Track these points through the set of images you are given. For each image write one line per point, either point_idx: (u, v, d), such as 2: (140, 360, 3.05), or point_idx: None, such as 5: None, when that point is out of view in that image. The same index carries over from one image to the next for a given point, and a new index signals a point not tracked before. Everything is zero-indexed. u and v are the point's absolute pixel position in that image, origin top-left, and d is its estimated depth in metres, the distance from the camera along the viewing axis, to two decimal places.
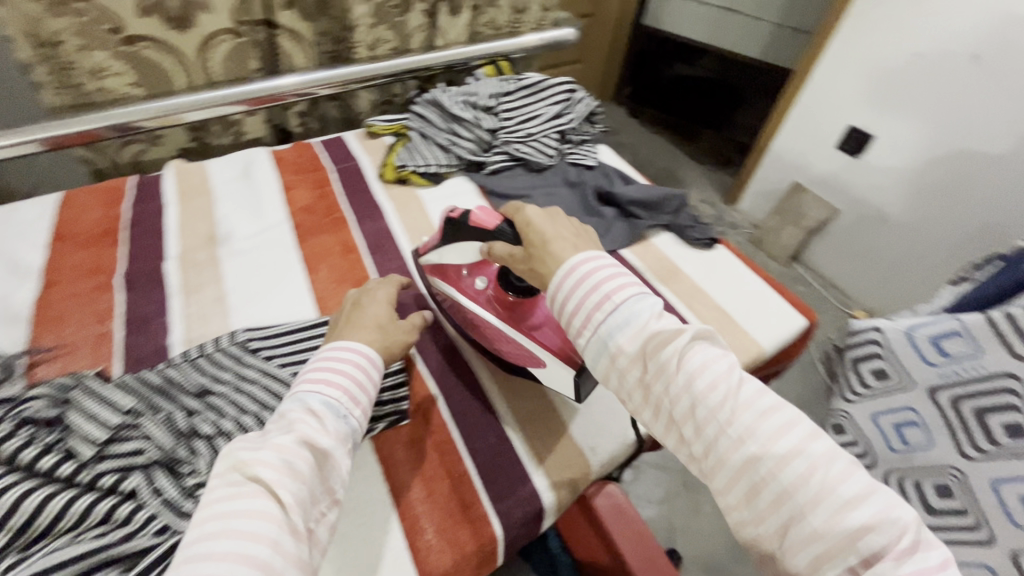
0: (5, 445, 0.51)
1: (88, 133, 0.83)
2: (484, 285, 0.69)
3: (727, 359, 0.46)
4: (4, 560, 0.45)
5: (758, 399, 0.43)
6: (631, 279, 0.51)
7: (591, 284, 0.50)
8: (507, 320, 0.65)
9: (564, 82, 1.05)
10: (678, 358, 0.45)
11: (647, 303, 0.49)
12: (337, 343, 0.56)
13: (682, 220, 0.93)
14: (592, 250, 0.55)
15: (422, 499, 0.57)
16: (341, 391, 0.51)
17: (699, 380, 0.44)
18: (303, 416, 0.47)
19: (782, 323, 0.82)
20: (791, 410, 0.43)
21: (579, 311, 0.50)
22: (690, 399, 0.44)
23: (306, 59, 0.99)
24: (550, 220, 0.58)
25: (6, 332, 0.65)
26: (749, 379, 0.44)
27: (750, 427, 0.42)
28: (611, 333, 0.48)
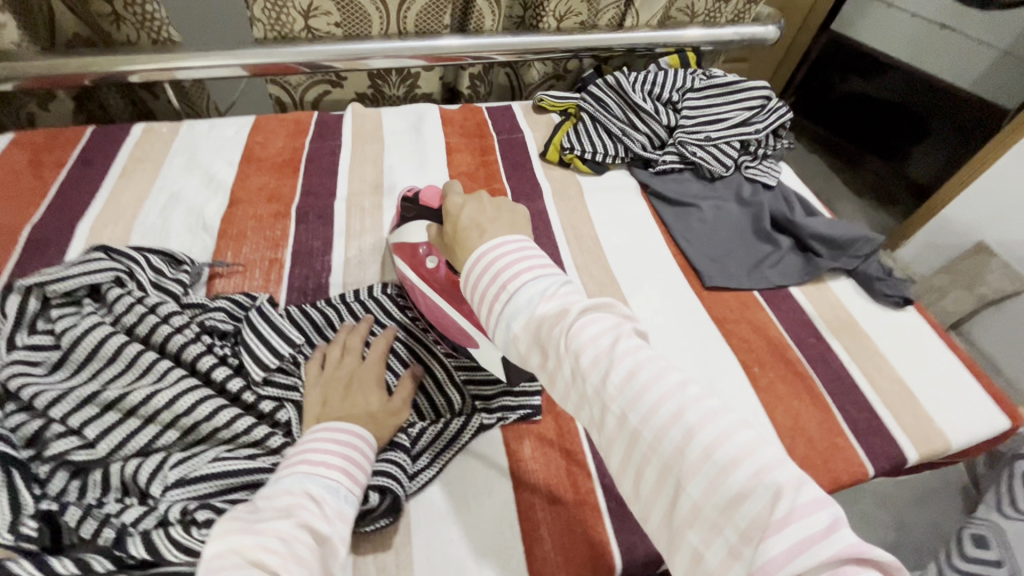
0: (189, 348, 0.55)
1: (287, 66, 0.88)
2: (436, 264, 0.63)
3: (614, 329, 0.39)
4: (173, 457, 0.49)
5: (638, 372, 0.36)
6: (532, 259, 0.43)
7: (492, 271, 0.43)
8: (448, 300, 0.61)
9: (763, 87, 0.95)
10: (564, 337, 0.38)
11: (540, 284, 0.42)
12: (320, 429, 0.48)
13: (872, 268, 0.80)
14: (494, 237, 0.45)
15: (544, 506, 0.54)
16: (340, 470, 0.45)
17: (581, 359, 0.37)
18: (300, 500, 0.41)
19: (982, 418, 0.67)
20: (677, 376, 0.37)
21: (480, 302, 0.43)
22: (576, 382, 0.38)
23: (494, 21, 0.96)
24: (472, 198, 0.51)
25: (196, 240, 0.71)
26: (630, 349, 0.37)
27: (631, 405, 0.36)
28: (508, 321, 0.41)
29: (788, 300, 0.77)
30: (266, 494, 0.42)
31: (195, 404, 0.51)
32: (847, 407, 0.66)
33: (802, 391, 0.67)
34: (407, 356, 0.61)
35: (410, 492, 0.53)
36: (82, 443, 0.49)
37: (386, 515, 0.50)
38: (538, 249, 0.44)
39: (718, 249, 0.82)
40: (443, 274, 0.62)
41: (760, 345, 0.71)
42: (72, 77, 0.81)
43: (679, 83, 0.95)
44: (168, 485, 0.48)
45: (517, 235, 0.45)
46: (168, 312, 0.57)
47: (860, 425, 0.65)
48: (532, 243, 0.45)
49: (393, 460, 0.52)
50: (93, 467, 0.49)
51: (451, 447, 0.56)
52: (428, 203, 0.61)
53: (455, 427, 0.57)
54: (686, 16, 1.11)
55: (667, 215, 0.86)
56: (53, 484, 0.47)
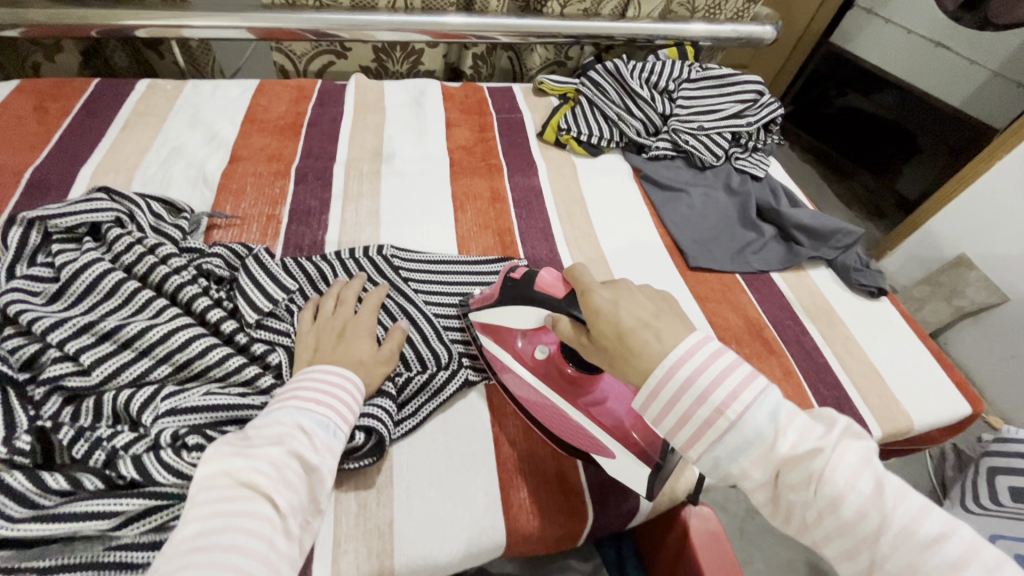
0: (186, 289, 0.56)
1: (292, 32, 0.89)
2: (546, 355, 0.58)
3: (872, 467, 0.39)
4: (165, 388, 0.51)
5: (916, 526, 0.37)
6: (740, 377, 0.41)
7: (699, 393, 0.41)
8: (563, 394, 0.55)
9: (756, 82, 0.97)
10: (820, 481, 0.39)
11: (767, 411, 0.40)
12: (312, 372, 0.50)
13: (851, 259, 0.83)
14: (676, 346, 0.42)
15: (522, 457, 0.56)
16: (329, 408, 0.47)
17: (842, 505, 0.38)
18: (291, 431, 0.43)
19: (946, 405, 0.71)
20: (947, 523, 0.37)
21: (686, 426, 0.41)
22: (834, 526, 0.39)
23: (500, 2, 0.98)
24: (625, 297, 0.45)
25: (196, 192, 0.72)
26: (900, 498, 0.38)
27: (910, 562, 0.36)
28: (737, 456, 0.40)
29: (768, 285, 0.80)
30: (258, 424, 0.44)
31: (190, 340, 0.53)
32: (818, 385, 0.69)
33: (775, 368, 0.70)
34: (396, 312, 0.63)
35: (394, 437, 0.54)
36: (77, 370, 0.50)
37: (371, 454, 0.52)
38: (735, 358, 0.42)
39: (705, 233, 0.84)
40: (556, 364, 0.56)
41: (738, 324, 0.74)
42: (79, 28, 0.82)
43: (676, 73, 0.98)
44: (159, 415, 0.49)
45: (698, 341, 0.42)
46: (166, 254, 0.59)
47: (830, 404, 0.68)
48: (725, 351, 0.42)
49: (379, 405, 0.53)
50: (86, 394, 0.50)
51: (437, 397, 0.58)
52: (547, 289, 0.52)
53: (440, 379, 0.59)
54: (686, 11, 1.13)
55: (656, 198, 0.88)
56: (47, 407, 0.48)
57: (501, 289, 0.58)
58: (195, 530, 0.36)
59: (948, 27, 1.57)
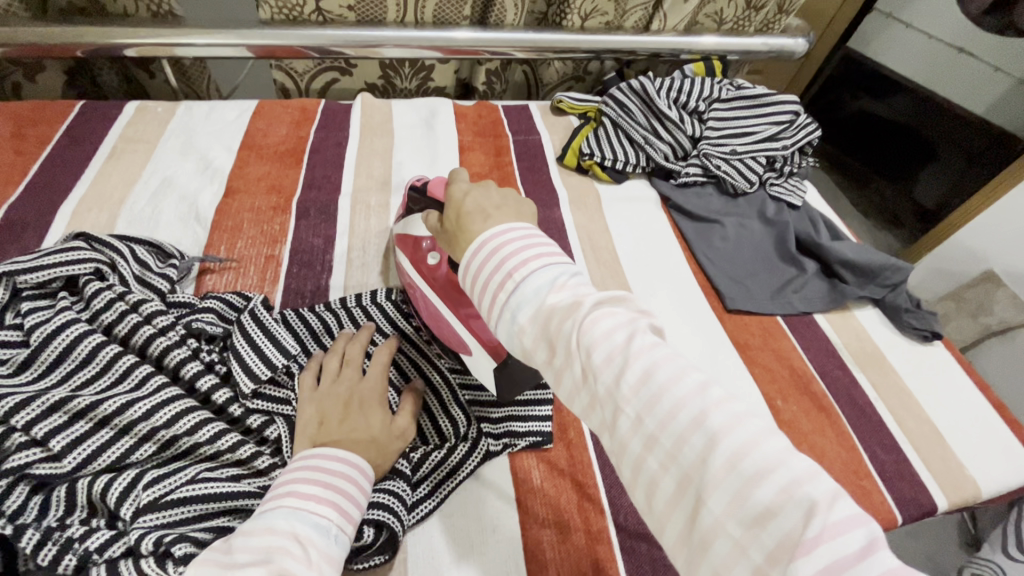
0: (173, 353, 0.50)
1: (294, 49, 0.82)
2: (438, 262, 0.58)
3: (630, 323, 0.36)
4: (146, 474, 0.45)
5: (655, 371, 0.33)
6: (542, 249, 0.41)
7: (498, 258, 0.41)
8: (448, 303, 0.55)
9: (792, 101, 0.91)
10: (576, 330, 0.35)
11: (551, 274, 0.39)
12: (310, 457, 0.43)
13: (900, 299, 0.76)
14: (498, 222, 0.43)
15: (553, 544, 0.50)
16: (330, 507, 0.40)
17: (593, 354, 0.34)
18: (283, 541, 0.36)
19: (1014, 466, 0.64)
20: (698, 377, 0.33)
21: (485, 292, 0.41)
22: (587, 377, 0.35)
23: (516, 15, 0.91)
24: (478, 191, 0.48)
25: (187, 231, 0.66)
26: (649, 345, 0.34)
27: (647, 405, 0.33)
28: (514, 312, 0.39)
29: (813, 329, 0.74)
30: (246, 532, 0.37)
31: (177, 417, 0.46)
32: (875, 448, 0.63)
33: (826, 428, 0.63)
34: (409, 370, 0.57)
35: (408, 525, 0.48)
36: (46, 456, 0.44)
37: (382, 551, 0.46)
38: (547, 239, 0.42)
39: (741, 269, 0.78)
40: (444, 273, 0.56)
41: (784, 376, 0.67)
42: (62, 48, 0.76)
43: (706, 92, 0.91)
44: (140, 509, 0.43)
45: (520, 223, 0.43)
46: (151, 312, 0.52)
47: (888, 470, 0.61)
48: (541, 234, 0.43)
49: (390, 491, 0.47)
50: (57, 483, 0.44)
51: (456, 476, 0.52)
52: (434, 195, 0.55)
53: (459, 455, 0.53)
54: (713, 22, 1.06)
55: (688, 230, 0.82)
56: (10, 501, 0.42)
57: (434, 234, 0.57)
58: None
59: (970, 32, 1.51)
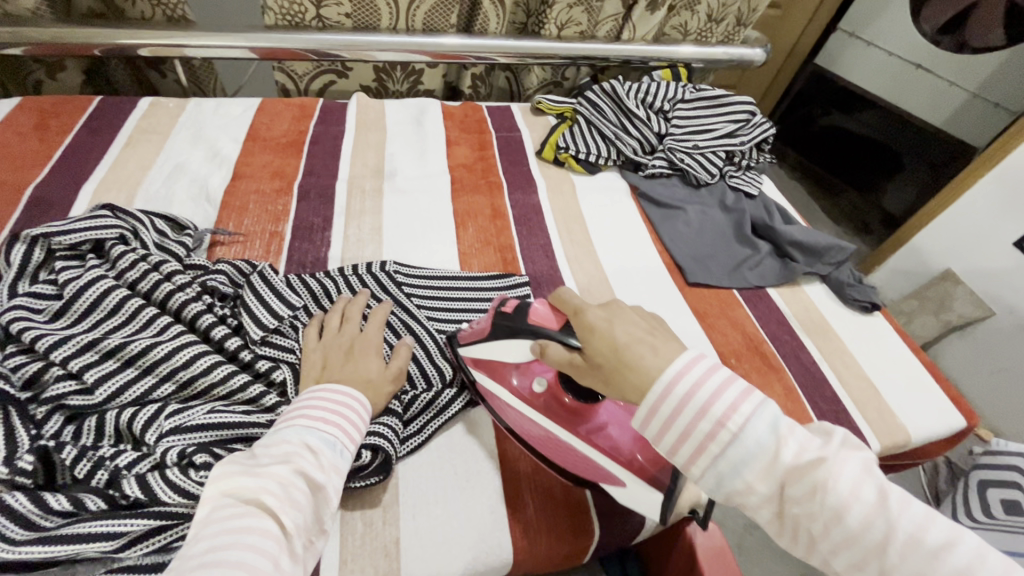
0: (190, 306, 0.56)
1: (294, 51, 0.90)
2: (543, 387, 0.55)
3: (872, 478, 0.39)
4: (168, 406, 0.51)
5: (921, 535, 0.36)
6: (743, 392, 0.41)
7: (698, 405, 0.40)
8: (566, 426, 0.53)
9: (749, 103, 1.00)
10: (824, 489, 0.38)
11: (766, 421, 0.40)
12: (317, 389, 0.50)
13: (843, 275, 0.85)
14: (674, 359, 0.42)
15: (528, 473, 0.57)
16: (336, 428, 0.47)
17: (846, 514, 0.37)
18: (298, 449, 0.43)
19: (940, 417, 0.72)
20: (951, 532, 0.37)
21: (685, 439, 0.41)
22: (839, 536, 0.38)
23: (498, 24, 1.00)
24: (618, 319, 0.45)
25: (199, 209, 0.73)
26: (904, 506, 0.37)
27: (918, 571, 0.36)
28: (738, 467, 0.40)
29: (765, 300, 0.82)
30: (267, 442, 0.44)
31: (194, 358, 0.53)
32: (816, 399, 0.70)
33: (773, 383, 0.71)
34: (401, 328, 0.63)
35: (401, 454, 0.55)
36: (80, 389, 0.50)
37: (378, 472, 0.52)
38: (733, 373, 0.42)
39: (701, 249, 0.86)
40: (554, 397, 0.54)
41: (737, 339, 0.75)
42: (82, 46, 0.83)
43: (670, 94, 1.01)
44: (163, 433, 0.48)
45: (695, 356, 0.42)
46: (170, 271, 0.59)
47: (827, 417, 0.69)
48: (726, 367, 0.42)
49: (385, 424, 0.53)
50: (89, 413, 0.50)
51: (442, 415, 0.58)
52: (541, 322, 0.50)
53: (445, 398, 0.59)
54: (679, 33, 1.16)
55: (654, 216, 0.90)
56: (48, 426, 0.48)
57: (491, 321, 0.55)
58: (200, 549, 0.36)
59: (929, 50, 1.58)
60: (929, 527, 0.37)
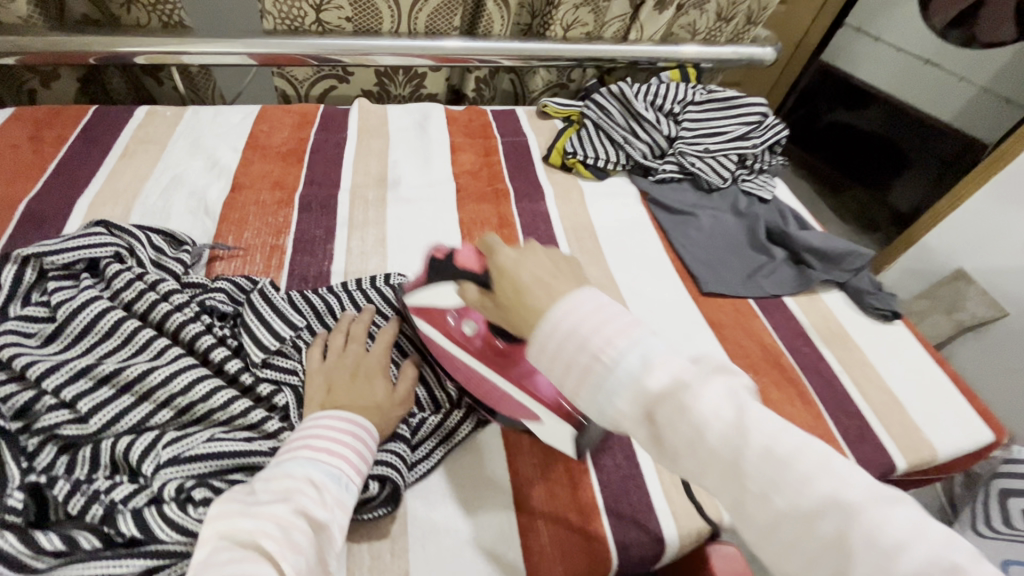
0: (188, 328, 0.54)
1: (294, 57, 0.87)
2: (473, 330, 0.53)
3: (735, 394, 0.34)
4: (165, 434, 0.48)
5: (776, 445, 0.32)
6: (623, 322, 0.36)
7: (579, 337, 0.36)
8: (495, 369, 0.53)
9: (761, 104, 0.98)
10: (685, 408, 0.33)
11: (642, 348, 0.35)
12: (322, 415, 0.48)
13: (862, 282, 0.83)
14: (570, 295, 0.38)
15: (542, 499, 0.54)
16: (342, 459, 0.44)
17: (707, 432, 0.32)
18: (301, 485, 0.41)
19: (966, 431, 0.69)
20: (813, 446, 0.32)
21: (567, 372, 0.36)
22: (702, 459, 0.32)
23: (503, 26, 0.98)
24: (525, 259, 0.43)
25: (197, 223, 0.70)
26: (761, 417, 0.33)
27: (773, 484, 0.31)
28: (609, 393, 0.35)
29: (782, 310, 0.79)
30: (267, 476, 0.42)
31: (193, 383, 0.50)
32: (838, 415, 0.68)
33: (794, 398, 0.68)
34: (407, 346, 0.61)
35: (410, 481, 0.53)
36: (73, 418, 0.48)
37: (386, 503, 0.50)
38: (623, 307, 0.37)
39: (715, 257, 0.83)
40: (485, 340, 0.53)
41: (755, 352, 0.73)
42: (77, 55, 0.80)
43: (680, 95, 0.98)
44: (161, 464, 0.46)
45: (591, 292, 0.38)
46: (167, 290, 0.56)
47: (850, 434, 0.66)
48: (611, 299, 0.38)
49: (393, 451, 0.51)
50: (83, 443, 0.47)
51: (451, 440, 0.56)
52: (465, 264, 0.49)
53: (454, 420, 0.57)
54: (687, 33, 1.13)
55: (665, 222, 0.87)
56: (40, 459, 0.46)
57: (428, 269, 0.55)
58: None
59: (938, 45, 1.59)
60: (783, 436, 0.32)
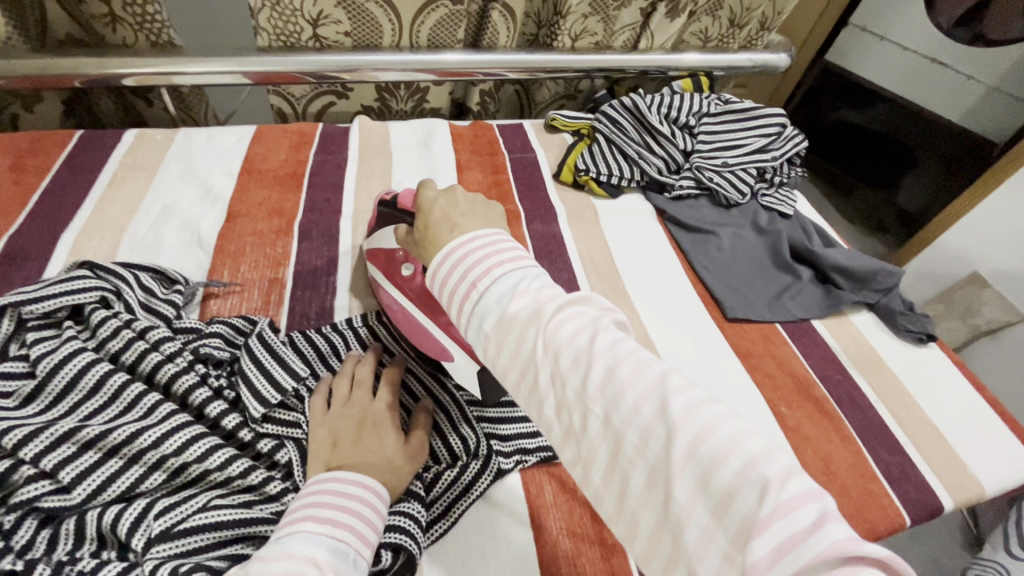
0: (181, 380, 0.50)
1: (291, 74, 0.83)
2: (411, 273, 0.58)
3: (593, 324, 0.37)
4: (157, 503, 0.44)
5: (618, 367, 0.35)
6: (507, 255, 0.41)
7: (462, 267, 0.41)
8: (425, 311, 0.56)
9: (779, 114, 0.93)
10: (542, 335, 0.37)
11: (512, 279, 0.40)
12: (325, 479, 0.43)
13: (894, 302, 0.78)
14: (465, 228, 0.45)
15: (569, 561, 0.50)
16: (347, 532, 0.40)
17: (560, 354, 0.36)
18: (301, 566, 0.35)
19: (1012, 462, 0.65)
20: (654, 368, 0.35)
21: (451, 298, 0.41)
22: (552, 380, 0.36)
23: (508, 37, 0.93)
24: (447, 198, 0.49)
25: (189, 257, 0.66)
26: (610, 344, 0.36)
27: (611, 403, 0.34)
28: (479, 319, 0.39)
29: (811, 335, 0.75)
30: (265, 557, 0.36)
31: (187, 444, 0.46)
32: (879, 451, 0.63)
33: (831, 434, 0.64)
34: (419, 389, 0.56)
35: (426, 545, 0.48)
36: (56, 488, 0.43)
37: (400, 573, 0.45)
38: (513, 244, 0.43)
39: (739, 279, 0.79)
40: (419, 282, 0.57)
41: (787, 383, 0.68)
42: (61, 78, 0.76)
43: (695, 107, 0.94)
44: (152, 539, 0.42)
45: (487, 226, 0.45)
46: (158, 338, 0.52)
47: (893, 472, 0.62)
48: (505, 237, 0.44)
49: (405, 513, 0.46)
50: (66, 515, 0.43)
51: (468, 496, 0.51)
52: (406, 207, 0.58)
53: (471, 474, 0.52)
54: (699, 40, 1.09)
55: (684, 242, 0.83)
56: (18, 536, 0.41)
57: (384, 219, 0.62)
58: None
59: (941, 44, 1.52)
60: (626, 360, 0.35)
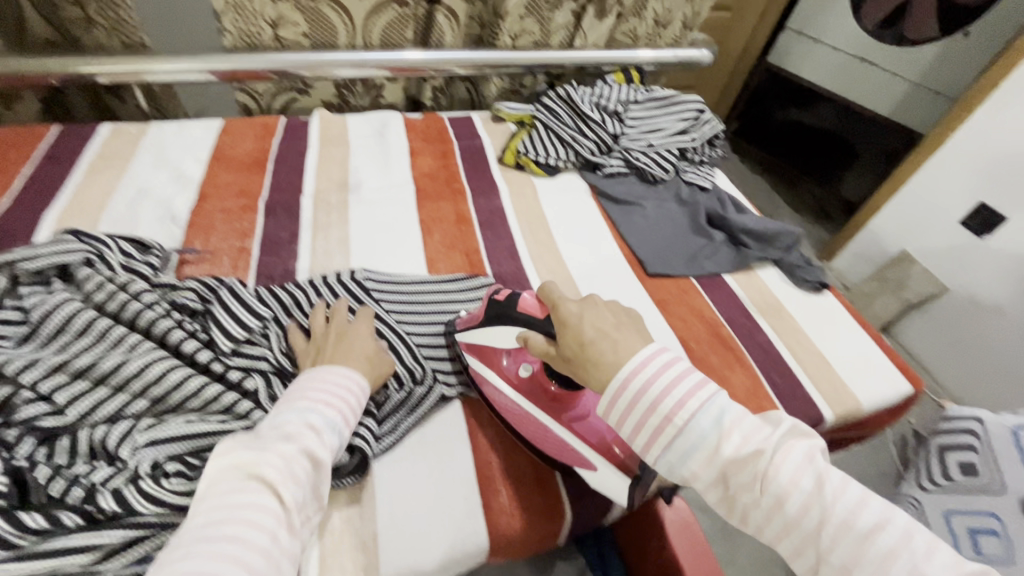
0: (159, 323, 0.57)
1: (254, 72, 0.91)
2: (529, 372, 0.62)
3: (813, 465, 0.43)
4: (142, 422, 0.51)
5: (854, 517, 0.40)
6: (692, 388, 0.46)
7: (651, 400, 0.46)
8: (549, 413, 0.59)
9: (696, 101, 1.06)
10: (765, 479, 0.42)
11: (712, 417, 0.45)
12: (319, 371, 0.53)
13: (793, 258, 0.90)
14: (630, 355, 0.48)
15: (501, 464, 0.60)
16: (335, 411, 0.50)
17: (786, 502, 0.41)
18: (302, 430, 0.46)
19: (889, 384, 0.76)
20: (880, 510, 0.40)
21: (640, 429, 0.47)
22: (780, 523, 0.42)
23: (454, 37, 1.04)
24: (592, 309, 0.51)
25: (163, 230, 0.73)
26: (839, 492, 0.41)
27: (853, 553, 0.39)
28: (688, 458, 0.45)
29: (722, 287, 0.86)
30: (271, 424, 0.46)
31: (167, 372, 0.53)
32: (774, 376, 0.74)
33: (733, 364, 0.74)
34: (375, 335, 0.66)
35: (376, 453, 0.56)
36: (51, 410, 0.51)
37: (356, 471, 0.53)
38: (690, 371, 0.48)
39: (661, 243, 0.90)
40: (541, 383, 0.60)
41: (697, 325, 0.79)
42: (38, 77, 0.83)
43: (622, 96, 1.05)
44: (139, 447, 0.49)
45: (648, 350, 0.48)
46: (138, 290, 0.59)
47: (784, 391, 0.73)
48: (677, 361, 0.48)
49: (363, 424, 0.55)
50: (61, 434, 0.50)
51: (415, 413, 0.60)
52: (528, 310, 0.59)
53: (419, 395, 0.61)
54: (629, 39, 1.21)
55: (614, 213, 0.94)
56: (20, 449, 0.48)
57: (483, 309, 0.64)
58: (198, 522, 0.38)
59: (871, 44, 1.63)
60: (861, 511, 0.40)
